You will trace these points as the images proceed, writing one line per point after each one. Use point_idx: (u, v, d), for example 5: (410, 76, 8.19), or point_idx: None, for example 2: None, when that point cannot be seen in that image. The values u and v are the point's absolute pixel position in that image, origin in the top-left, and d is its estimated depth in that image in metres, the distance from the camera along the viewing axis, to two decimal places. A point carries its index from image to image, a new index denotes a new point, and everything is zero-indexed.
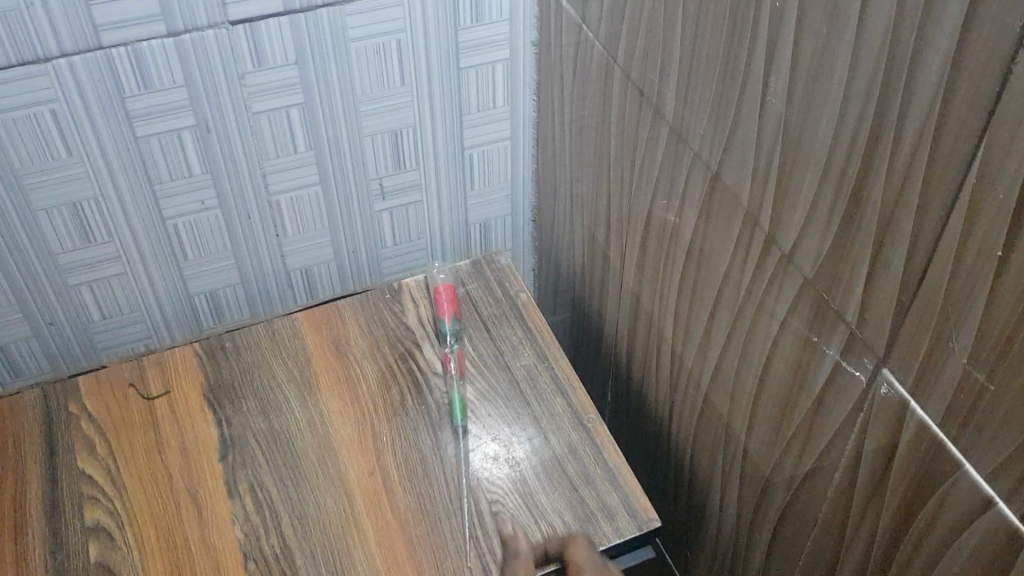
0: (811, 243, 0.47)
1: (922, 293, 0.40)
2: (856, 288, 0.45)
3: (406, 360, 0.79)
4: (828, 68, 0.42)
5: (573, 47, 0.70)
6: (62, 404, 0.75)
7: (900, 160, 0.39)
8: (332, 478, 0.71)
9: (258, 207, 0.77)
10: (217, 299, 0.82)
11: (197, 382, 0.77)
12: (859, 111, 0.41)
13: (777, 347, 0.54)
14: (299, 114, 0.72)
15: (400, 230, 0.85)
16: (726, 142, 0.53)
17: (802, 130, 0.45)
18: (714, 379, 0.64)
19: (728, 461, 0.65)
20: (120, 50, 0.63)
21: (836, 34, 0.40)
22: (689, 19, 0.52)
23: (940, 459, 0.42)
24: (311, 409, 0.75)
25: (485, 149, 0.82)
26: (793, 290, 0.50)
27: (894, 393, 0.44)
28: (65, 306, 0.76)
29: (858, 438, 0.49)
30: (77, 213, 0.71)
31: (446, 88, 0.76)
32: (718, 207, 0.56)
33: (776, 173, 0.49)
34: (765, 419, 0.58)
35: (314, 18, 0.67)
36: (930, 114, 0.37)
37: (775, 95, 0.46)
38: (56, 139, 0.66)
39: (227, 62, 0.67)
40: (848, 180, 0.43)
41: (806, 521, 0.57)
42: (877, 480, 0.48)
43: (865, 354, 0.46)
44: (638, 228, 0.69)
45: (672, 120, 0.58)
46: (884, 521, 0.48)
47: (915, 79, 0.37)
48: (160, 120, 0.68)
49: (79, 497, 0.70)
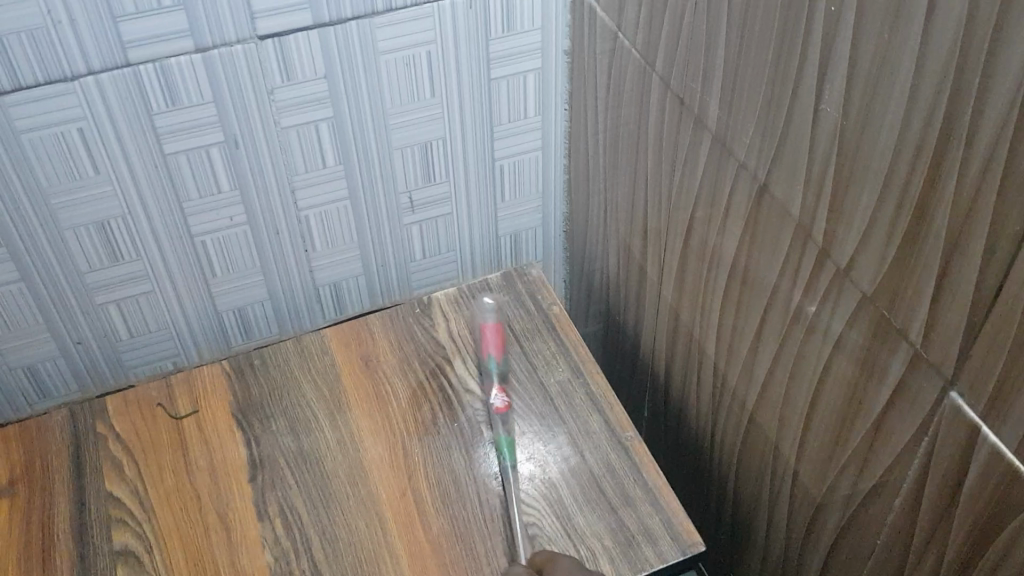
0: (869, 258, 0.45)
1: (995, 311, 0.38)
2: (920, 306, 0.42)
3: (438, 377, 0.77)
4: (890, 76, 0.40)
5: (608, 56, 0.68)
6: (89, 424, 0.74)
7: (971, 172, 0.37)
8: (363, 500, 0.69)
9: (287, 221, 0.75)
10: (246, 316, 0.81)
11: (225, 402, 0.75)
12: (923, 122, 0.39)
13: (830, 365, 0.52)
14: (328, 128, 0.71)
15: (430, 243, 0.83)
16: (775, 153, 0.51)
17: (860, 142, 0.43)
18: (761, 397, 0.61)
19: (776, 482, 0.63)
20: (147, 66, 0.62)
21: (899, 42, 0.39)
22: (735, 26, 0.50)
23: (1014, 487, 0.40)
24: (342, 428, 0.74)
25: (516, 160, 0.81)
26: (849, 307, 0.48)
27: (961, 415, 0.42)
28: (93, 324, 0.75)
29: (920, 462, 0.46)
30: (104, 231, 0.69)
31: (477, 99, 0.74)
32: (766, 219, 0.54)
33: (830, 185, 0.46)
34: (816, 438, 0.56)
35: (344, 30, 0.65)
36: (1005, 125, 0.35)
37: (829, 105, 0.44)
38: (83, 157, 0.65)
39: (256, 76, 0.65)
40: (911, 194, 0.41)
41: (861, 546, 0.54)
42: (942, 507, 0.46)
43: (930, 374, 0.43)
44: (677, 240, 0.67)
45: (716, 130, 0.56)
46: (951, 550, 0.46)
47: (988, 88, 0.35)
48: (189, 136, 0.67)
49: (107, 520, 0.69)
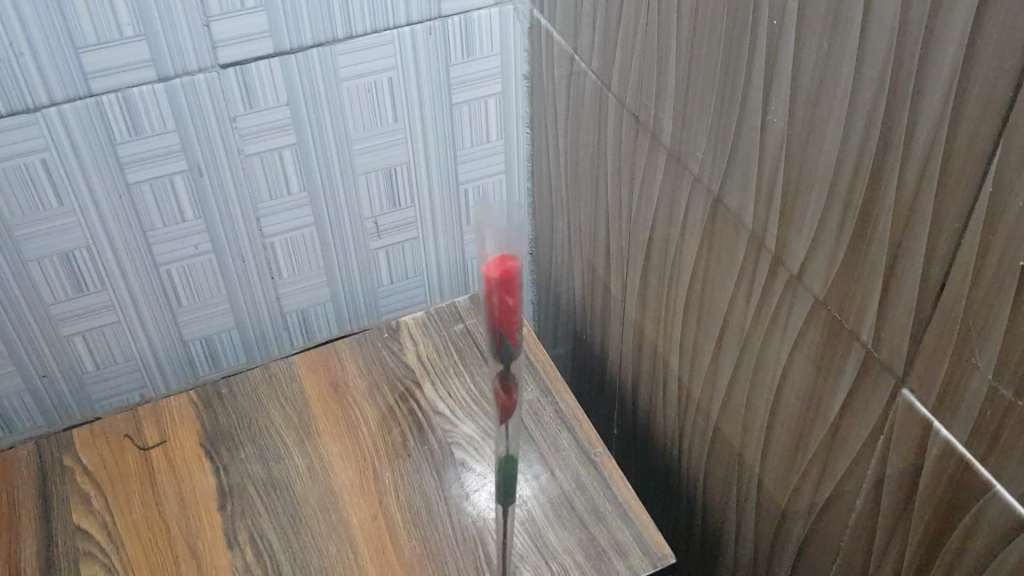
0: (820, 263, 0.46)
1: (940, 307, 0.39)
2: (870, 307, 0.44)
3: (408, 400, 0.77)
4: (831, 84, 0.41)
5: (566, 79, 0.69)
6: (56, 457, 0.74)
7: (911, 173, 0.38)
8: (334, 525, 0.69)
9: (252, 249, 0.76)
10: (213, 345, 0.80)
11: (194, 431, 0.75)
12: (864, 129, 0.40)
13: (789, 371, 0.53)
14: (292, 154, 0.71)
15: (397, 267, 0.84)
16: (727, 165, 0.52)
17: (806, 151, 0.44)
18: (724, 408, 0.62)
19: (742, 492, 0.63)
20: (110, 96, 0.63)
21: (837, 52, 0.40)
22: (684, 43, 0.52)
23: (968, 480, 0.41)
24: (312, 454, 0.74)
25: (480, 184, 0.82)
26: (803, 312, 0.49)
27: (914, 413, 0.43)
28: (58, 357, 0.75)
29: (879, 461, 0.47)
30: (69, 262, 0.69)
31: (438, 124, 0.75)
32: (721, 230, 0.55)
33: (780, 194, 0.48)
34: (778, 445, 0.57)
35: (305, 57, 0.66)
36: (940, 124, 0.36)
37: (776, 116, 0.46)
38: (47, 188, 0.65)
39: (218, 104, 0.66)
40: (856, 198, 0.42)
41: (826, 550, 0.55)
42: (901, 505, 0.47)
43: (882, 374, 0.45)
44: (639, 256, 0.68)
45: (671, 146, 0.57)
46: (912, 546, 0.47)
47: (922, 92, 0.36)
48: (152, 165, 0.67)
49: (75, 553, 0.68)
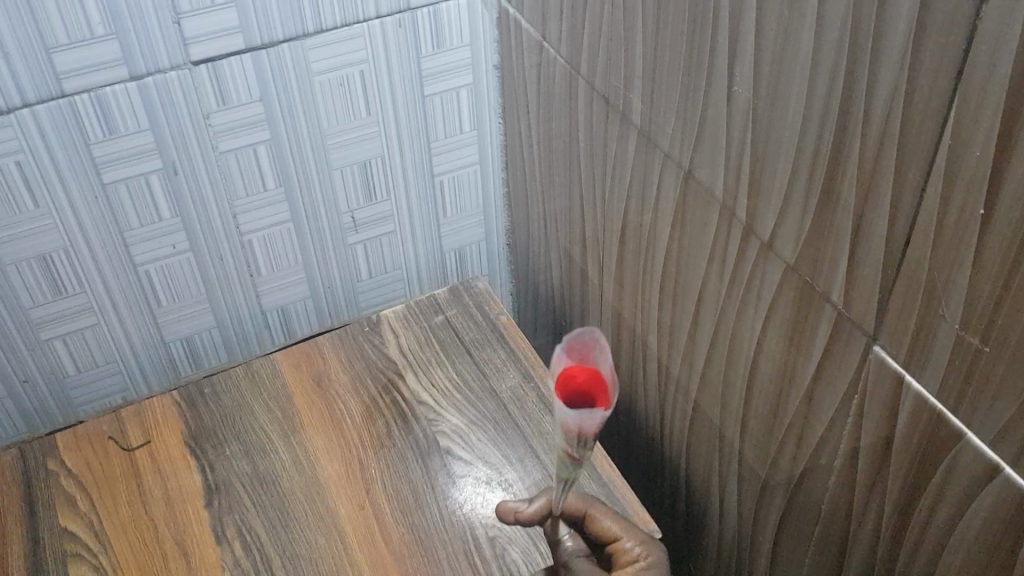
0: (790, 227, 0.48)
1: (906, 263, 0.40)
2: (839, 269, 0.45)
3: (391, 392, 0.78)
4: (793, 52, 0.42)
5: (536, 67, 0.70)
6: (40, 462, 0.74)
7: (873, 131, 0.39)
8: (322, 516, 0.69)
9: (230, 247, 0.76)
10: (194, 345, 0.81)
11: (178, 431, 0.75)
12: (826, 94, 0.41)
13: (763, 339, 0.54)
14: (267, 150, 0.72)
15: (375, 262, 0.84)
16: (696, 139, 0.53)
17: (771, 119, 0.46)
18: (703, 382, 0.63)
19: (724, 465, 0.65)
20: (83, 96, 0.63)
21: (798, 20, 0.41)
22: (650, 22, 0.53)
23: (940, 431, 0.43)
24: (297, 448, 0.74)
25: (455, 175, 0.82)
26: (775, 279, 0.50)
27: (886, 369, 0.44)
28: (39, 362, 0.74)
29: (854, 422, 0.49)
30: (46, 264, 0.69)
31: (412, 117, 0.76)
32: (693, 205, 0.56)
33: (748, 165, 0.49)
34: (757, 413, 0.58)
35: (277, 53, 0.67)
36: (899, 81, 0.37)
37: (742, 86, 0.47)
38: (22, 190, 0.65)
39: (191, 101, 0.66)
40: (821, 163, 0.43)
41: (808, 515, 0.56)
42: (878, 462, 0.48)
43: (854, 334, 0.46)
44: (613, 239, 0.69)
45: (641, 125, 0.58)
46: (890, 503, 0.48)
47: (880, 52, 0.38)
48: (127, 165, 0.67)
49: (63, 555, 0.68)
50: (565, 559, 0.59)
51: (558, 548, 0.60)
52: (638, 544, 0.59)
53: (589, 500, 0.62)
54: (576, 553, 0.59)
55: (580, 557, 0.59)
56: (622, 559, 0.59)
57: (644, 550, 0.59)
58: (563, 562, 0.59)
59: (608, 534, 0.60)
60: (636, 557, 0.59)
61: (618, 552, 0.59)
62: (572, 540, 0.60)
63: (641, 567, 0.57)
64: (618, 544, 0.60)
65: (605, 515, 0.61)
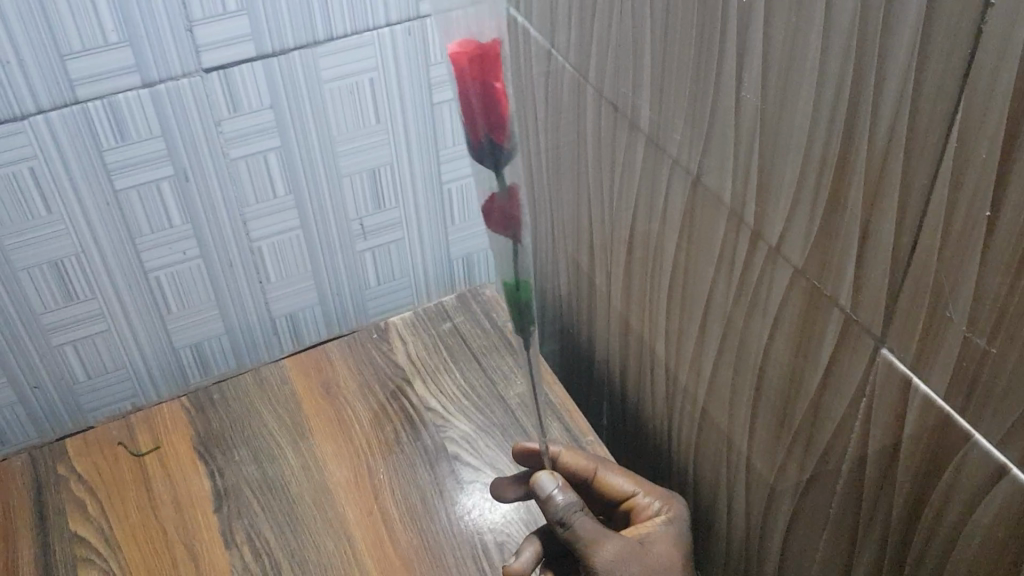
0: (797, 231, 0.48)
1: (914, 266, 0.41)
2: (847, 273, 0.45)
3: (399, 398, 0.78)
4: (800, 57, 0.43)
5: (544, 75, 0.71)
6: (50, 467, 0.74)
7: (880, 134, 0.40)
8: (330, 521, 0.69)
9: (240, 254, 0.76)
10: (203, 351, 0.81)
11: (187, 436, 0.76)
12: (833, 98, 0.42)
13: (772, 344, 0.54)
14: (276, 157, 0.72)
15: (384, 269, 0.85)
16: (704, 144, 0.53)
17: (779, 124, 0.46)
18: (710, 388, 0.64)
19: (731, 471, 0.65)
20: (95, 103, 0.63)
21: (805, 24, 0.42)
22: (658, 30, 0.53)
23: (949, 433, 0.43)
24: (305, 453, 0.74)
25: (463, 183, 0.83)
26: (783, 283, 0.51)
27: (894, 371, 0.45)
28: (49, 367, 0.75)
29: (862, 425, 0.49)
30: (58, 270, 0.70)
31: (420, 125, 0.77)
32: (700, 211, 0.56)
33: (756, 170, 0.49)
34: (765, 418, 0.58)
35: (287, 60, 0.68)
36: (905, 84, 0.38)
37: (749, 91, 0.47)
38: (35, 196, 0.66)
39: (202, 108, 0.67)
40: (829, 166, 0.43)
41: (816, 520, 0.56)
42: (886, 465, 0.48)
43: (861, 338, 0.46)
44: (621, 245, 0.69)
45: (649, 131, 0.59)
46: (898, 506, 0.48)
47: (887, 55, 0.38)
48: (139, 171, 0.68)
49: (73, 558, 0.68)
50: (562, 516, 0.56)
51: (551, 503, 0.57)
52: (656, 498, 0.64)
53: (599, 461, 0.66)
54: (571, 508, 0.57)
55: (580, 513, 0.57)
56: (641, 514, 0.64)
57: (663, 504, 0.64)
58: (558, 518, 0.57)
59: (620, 493, 0.65)
60: (655, 512, 0.63)
61: (635, 507, 0.64)
62: (562, 493, 0.57)
63: (662, 521, 0.62)
64: (635, 500, 0.64)
65: (615, 474, 0.66)
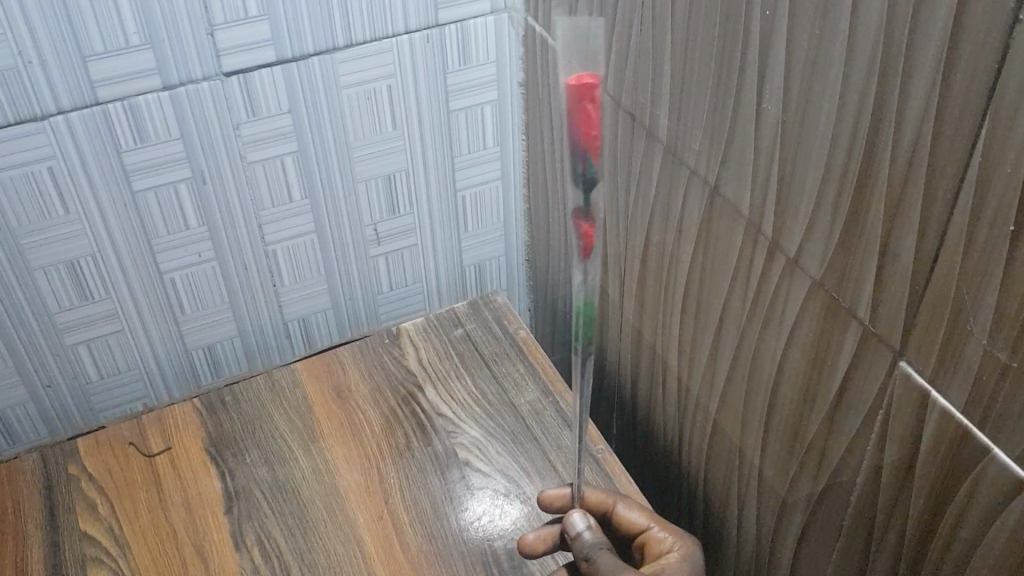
0: (816, 244, 0.48)
1: (934, 279, 0.41)
2: (867, 284, 0.45)
3: (409, 404, 0.78)
4: (823, 70, 0.43)
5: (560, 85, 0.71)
6: (61, 466, 0.74)
7: (903, 147, 0.40)
8: (340, 525, 0.69)
9: (254, 256, 0.77)
10: (216, 353, 0.81)
11: (199, 438, 0.76)
12: (856, 110, 0.42)
13: (787, 355, 0.54)
14: (293, 161, 0.73)
15: (396, 275, 0.85)
16: (723, 156, 0.54)
17: (800, 136, 0.46)
18: (722, 398, 0.64)
19: (743, 482, 0.65)
20: (116, 104, 0.64)
21: (829, 36, 0.42)
22: (679, 40, 0.53)
23: (967, 446, 0.43)
24: (316, 458, 0.74)
25: (477, 190, 0.83)
26: (801, 296, 0.51)
27: (912, 384, 0.45)
28: (63, 367, 0.75)
29: (878, 439, 0.49)
30: (74, 269, 0.70)
31: (436, 131, 0.77)
32: (717, 222, 0.57)
33: (775, 181, 0.49)
34: (779, 430, 0.58)
35: (307, 65, 0.68)
36: (930, 99, 0.38)
37: (770, 103, 0.47)
38: (54, 196, 0.66)
39: (221, 111, 0.67)
40: (851, 178, 0.44)
41: (828, 533, 0.56)
42: (902, 478, 0.48)
43: (879, 350, 0.46)
44: (636, 255, 0.69)
45: (666, 141, 0.59)
46: (912, 520, 0.48)
47: (912, 68, 0.38)
48: (156, 173, 0.68)
49: (82, 558, 0.68)
50: (587, 552, 0.58)
51: (579, 539, 0.60)
52: (670, 535, 0.63)
53: (616, 495, 0.66)
54: (597, 546, 0.59)
55: (605, 550, 0.58)
56: (653, 549, 0.62)
57: (675, 543, 0.62)
58: (584, 554, 0.59)
59: (634, 528, 0.64)
60: (668, 547, 0.62)
61: (648, 542, 0.63)
62: (591, 533, 0.60)
63: (674, 558, 0.61)
64: (650, 534, 0.63)
65: (631, 507, 0.65)
